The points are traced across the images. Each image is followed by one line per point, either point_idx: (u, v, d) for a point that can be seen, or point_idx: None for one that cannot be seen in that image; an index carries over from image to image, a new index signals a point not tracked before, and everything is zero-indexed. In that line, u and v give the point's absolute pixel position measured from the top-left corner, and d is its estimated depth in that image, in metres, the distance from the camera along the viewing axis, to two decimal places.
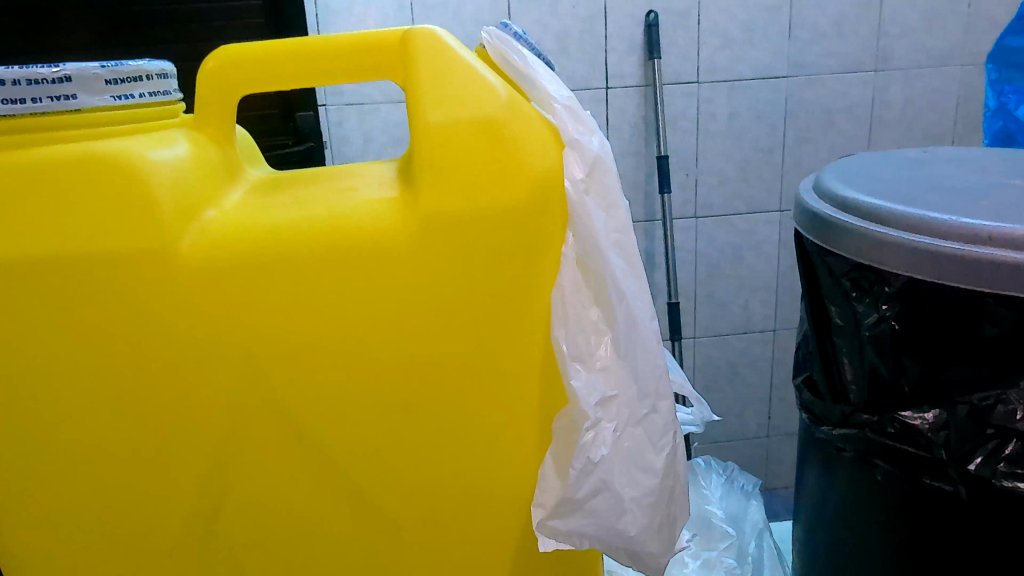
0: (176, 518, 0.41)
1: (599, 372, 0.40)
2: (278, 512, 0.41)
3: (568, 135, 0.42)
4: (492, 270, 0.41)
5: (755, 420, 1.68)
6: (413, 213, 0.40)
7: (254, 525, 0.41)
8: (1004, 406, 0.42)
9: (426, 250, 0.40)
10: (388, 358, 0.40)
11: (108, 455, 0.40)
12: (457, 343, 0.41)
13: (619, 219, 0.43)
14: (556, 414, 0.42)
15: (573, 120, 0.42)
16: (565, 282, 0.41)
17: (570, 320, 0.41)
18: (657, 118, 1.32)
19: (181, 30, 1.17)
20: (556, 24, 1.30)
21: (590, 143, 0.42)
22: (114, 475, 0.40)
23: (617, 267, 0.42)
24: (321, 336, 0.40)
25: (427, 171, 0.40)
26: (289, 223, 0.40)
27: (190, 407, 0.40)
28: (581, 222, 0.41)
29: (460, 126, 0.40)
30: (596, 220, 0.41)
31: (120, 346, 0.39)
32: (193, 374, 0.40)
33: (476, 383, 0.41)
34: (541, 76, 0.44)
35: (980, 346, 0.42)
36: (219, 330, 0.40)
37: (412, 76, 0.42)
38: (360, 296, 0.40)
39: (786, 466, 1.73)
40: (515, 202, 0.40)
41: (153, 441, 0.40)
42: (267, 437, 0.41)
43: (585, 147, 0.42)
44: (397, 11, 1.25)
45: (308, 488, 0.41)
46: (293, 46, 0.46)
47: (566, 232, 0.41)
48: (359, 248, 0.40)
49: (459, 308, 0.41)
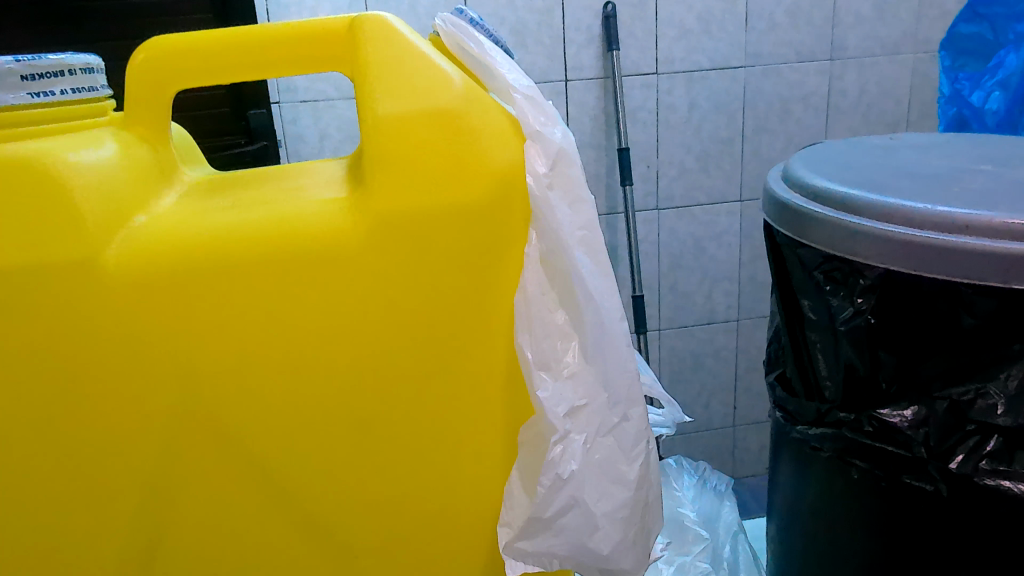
0: (109, 554, 0.38)
1: (566, 380, 0.38)
2: (223, 542, 0.38)
3: (530, 129, 0.39)
4: (453, 272, 0.38)
5: (721, 410, 1.68)
6: (362, 213, 0.37)
7: (199, 555, 0.38)
8: (984, 401, 0.40)
9: (376, 253, 0.37)
10: (341, 371, 0.38)
11: (31, 489, 0.37)
12: (411, 354, 0.38)
13: (585, 216, 0.40)
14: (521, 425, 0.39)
15: (533, 110, 0.40)
16: (528, 285, 0.38)
17: (535, 325, 0.38)
18: (617, 110, 1.30)
19: (119, 25, 1.12)
20: (511, 17, 1.28)
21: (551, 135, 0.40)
22: (38, 510, 0.37)
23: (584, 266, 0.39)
24: (267, 349, 0.37)
25: (377, 168, 0.37)
26: (231, 226, 0.37)
27: (122, 433, 0.37)
28: (544, 219, 0.38)
29: (415, 120, 0.38)
30: (560, 218, 0.39)
31: (40, 369, 0.36)
32: (123, 396, 0.36)
33: (436, 396, 0.38)
34: (498, 64, 0.41)
35: (958, 339, 0.41)
36: (150, 347, 0.36)
37: (362, 66, 0.39)
38: (310, 305, 0.37)
39: (752, 454, 1.74)
40: (476, 199, 0.38)
41: (80, 471, 0.37)
42: (208, 462, 0.37)
43: (546, 139, 0.39)
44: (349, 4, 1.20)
45: (256, 515, 0.38)
46: (228, 37, 0.42)
47: (529, 230, 0.38)
48: (307, 253, 0.37)
49: (418, 315, 0.38)
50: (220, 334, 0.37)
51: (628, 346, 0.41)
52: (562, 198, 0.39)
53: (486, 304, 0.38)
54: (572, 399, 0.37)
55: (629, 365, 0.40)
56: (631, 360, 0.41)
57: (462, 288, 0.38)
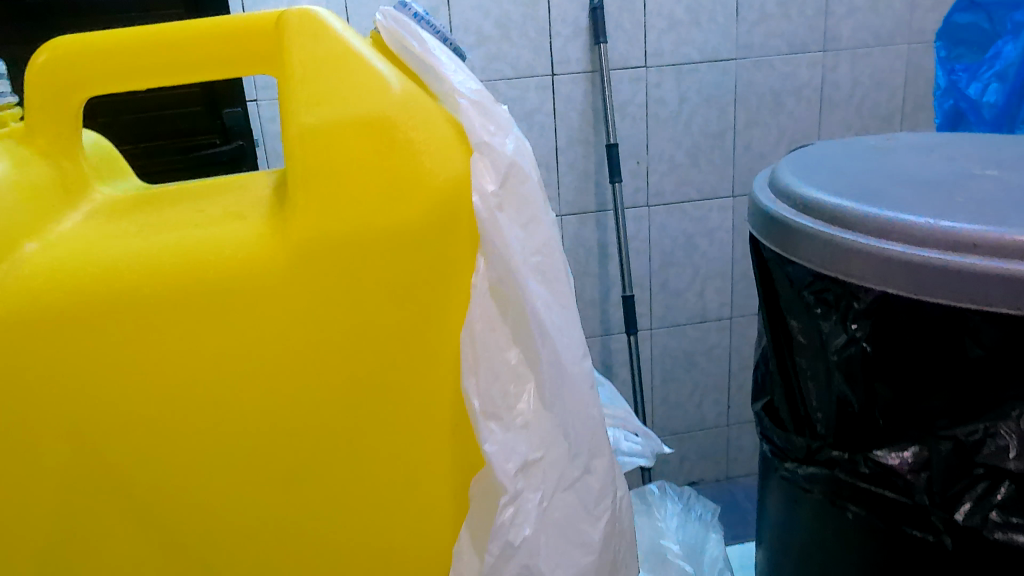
0: None
1: (518, 430, 0.34)
2: None
3: (477, 140, 0.34)
4: (391, 306, 0.33)
5: (713, 410, 1.63)
6: (284, 239, 0.33)
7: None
8: (994, 443, 0.36)
9: (300, 285, 0.33)
10: (265, 421, 0.33)
11: None
12: (344, 403, 0.33)
13: (541, 239, 0.36)
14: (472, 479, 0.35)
15: (481, 119, 0.35)
16: (476, 323, 0.34)
17: (484, 369, 0.34)
18: (606, 106, 1.25)
19: None
20: (495, 10, 1.23)
21: (502, 146, 0.35)
22: None
23: (538, 297, 0.35)
24: (180, 398, 0.33)
25: (301, 188, 0.33)
26: (133, 256, 0.32)
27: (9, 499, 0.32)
28: (492, 245, 0.34)
29: (342, 130, 0.33)
30: (512, 245, 0.34)
31: None
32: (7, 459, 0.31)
33: (375, 446, 0.34)
34: (443, 64, 0.36)
35: (958, 372, 0.37)
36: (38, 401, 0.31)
37: (286, 67, 0.34)
38: (226, 348, 0.32)
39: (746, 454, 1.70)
40: (413, 221, 0.33)
41: None
42: (112, 529, 0.33)
43: (497, 154, 0.35)
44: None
45: None
46: (136, 34, 0.37)
47: (477, 257, 0.34)
48: (220, 287, 0.32)
49: (353, 355, 0.33)
50: (122, 380, 0.32)
51: (591, 385, 0.36)
52: (514, 220, 0.35)
53: (428, 340, 0.34)
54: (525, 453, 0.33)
55: (592, 407, 0.36)
56: (596, 401, 0.36)
57: (400, 323, 0.33)
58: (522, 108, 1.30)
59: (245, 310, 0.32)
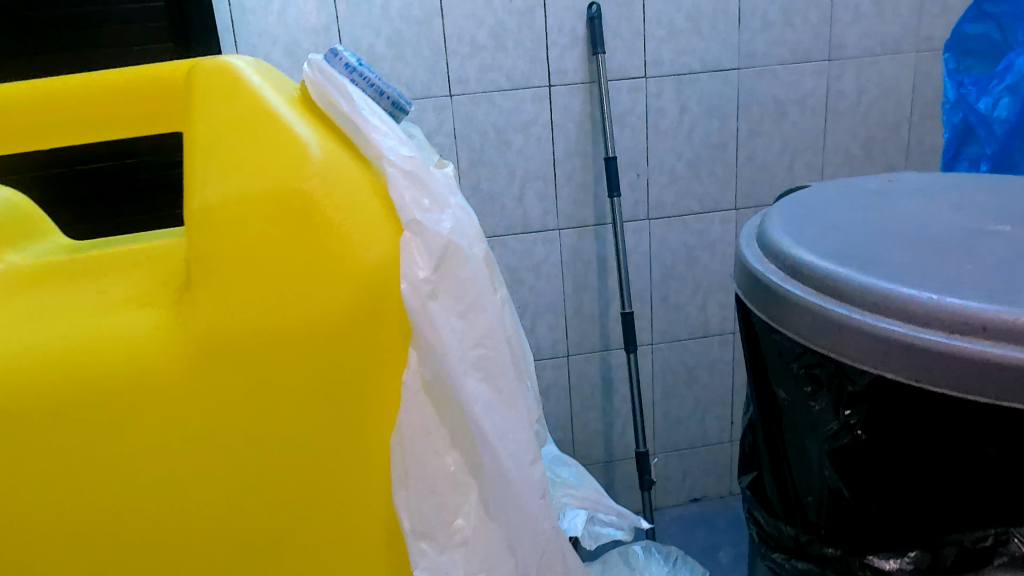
0: None
1: (457, 548, 0.31)
2: None
3: (409, 218, 0.30)
4: (313, 408, 0.29)
5: (717, 426, 1.52)
6: (184, 332, 0.29)
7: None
8: (1005, 553, 0.32)
9: (202, 385, 0.29)
10: (167, 543, 0.29)
11: None
12: (256, 519, 0.29)
13: (484, 327, 0.32)
14: None
15: (414, 198, 0.31)
16: (408, 432, 0.30)
17: (417, 485, 0.30)
18: (603, 111, 1.16)
19: None
20: (490, 18, 1.13)
21: (438, 226, 0.31)
22: None
23: (478, 396, 0.31)
24: (66, 518, 0.29)
25: (205, 275, 0.29)
26: (19, 351, 0.29)
27: None
28: (426, 339, 0.30)
29: (250, 209, 0.29)
30: (449, 342, 0.30)
31: None
32: None
33: (293, 567, 0.30)
34: (376, 127, 0.32)
35: (965, 476, 0.33)
36: None
37: (192, 130, 0.30)
38: (118, 457, 0.29)
39: None
40: (333, 313, 0.29)
41: None
42: None
43: (432, 240, 0.31)
44: (319, 7, 1.08)
45: None
46: (31, 88, 0.32)
47: (409, 351, 0.30)
48: (114, 389, 0.28)
49: (270, 465, 0.29)
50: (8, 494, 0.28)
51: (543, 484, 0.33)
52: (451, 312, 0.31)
53: (357, 444, 0.30)
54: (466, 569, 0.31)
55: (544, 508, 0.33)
56: (549, 501, 0.33)
57: (323, 427, 0.29)
58: (518, 120, 1.19)
59: (144, 417, 0.29)
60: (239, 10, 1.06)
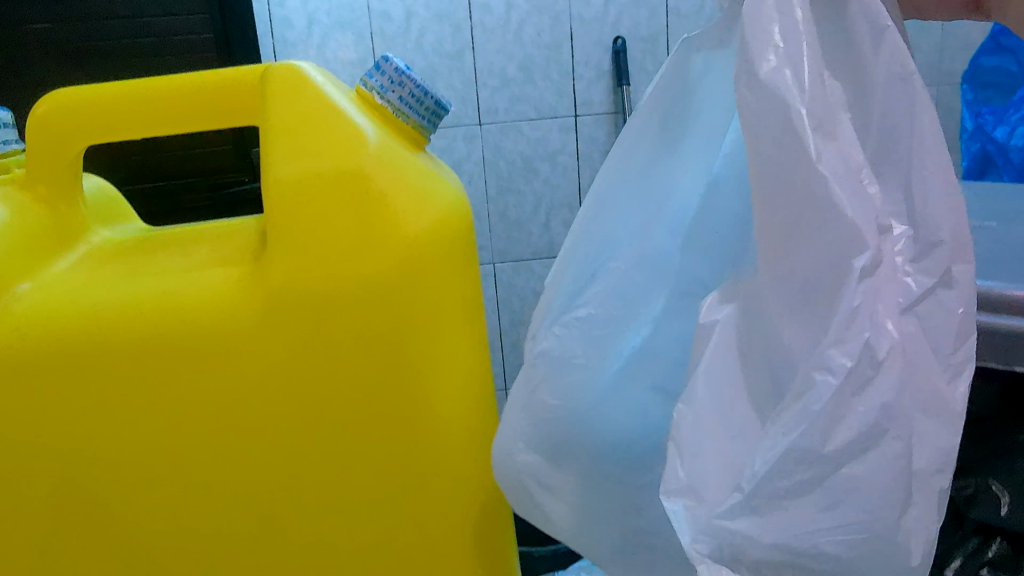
0: None
1: (819, 417, 0.27)
2: None
3: (752, 12, 0.28)
4: (366, 359, 0.36)
5: None
6: (260, 287, 0.35)
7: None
8: (986, 492, 0.40)
9: (275, 331, 0.35)
10: (243, 456, 0.36)
11: None
12: (315, 442, 0.36)
13: (839, 94, 0.29)
14: (436, 513, 0.38)
15: (828, 54, 0.29)
16: (767, 47, 0.27)
17: (812, 279, 0.28)
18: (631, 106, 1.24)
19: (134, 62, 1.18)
20: (519, 53, 1.33)
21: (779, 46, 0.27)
22: None
23: (803, 81, 0.27)
24: (163, 429, 0.35)
25: (278, 238, 0.34)
26: (115, 301, 0.34)
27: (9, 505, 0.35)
28: (752, 30, 0.27)
29: (319, 184, 0.34)
30: (841, 182, 0.27)
31: None
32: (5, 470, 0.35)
33: (341, 482, 0.37)
34: (755, 33, 0.27)
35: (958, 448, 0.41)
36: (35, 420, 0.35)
37: (266, 118, 0.36)
38: (204, 388, 0.35)
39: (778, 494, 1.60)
40: (387, 273, 0.35)
41: None
42: (84, 541, 0.36)
43: (868, 70, 0.29)
44: (356, 41, 1.28)
45: None
46: (130, 88, 0.39)
47: (762, 48, 0.27)
48: (196, 334, 0.35)
49: (326, 402, 0.36)
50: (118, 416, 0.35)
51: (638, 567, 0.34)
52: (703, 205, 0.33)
53: (403, 378, 0.36)
54: (888, 497, 0.27)
55: None
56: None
57: (373, 368, 0.36)
58: (545, 149, 1.38)
59: (228, 355, 0.35)
60: (280, 43, 1.28)
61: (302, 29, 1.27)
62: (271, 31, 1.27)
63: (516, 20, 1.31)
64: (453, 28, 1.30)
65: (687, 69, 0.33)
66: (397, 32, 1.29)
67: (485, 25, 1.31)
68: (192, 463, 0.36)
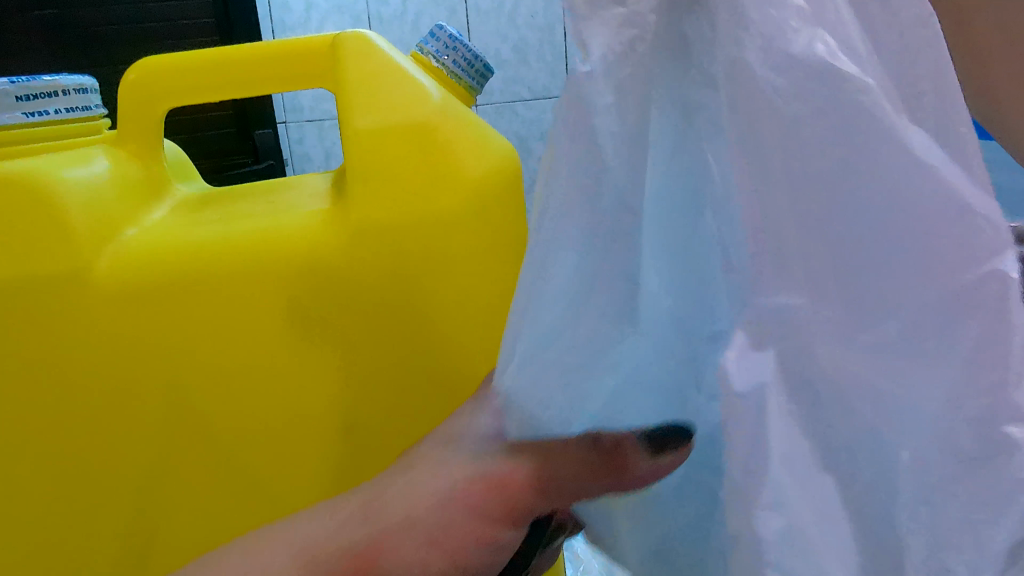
0: (108, 550, 0.39)
1: (982, 461, 0.22)
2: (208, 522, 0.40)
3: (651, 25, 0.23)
4: (436, 290, 0.40)
5: None
6: (345, 223, 0.40)
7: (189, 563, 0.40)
8: None
9: (358, 259, 0.40)
10: (330, 375, 0.40)
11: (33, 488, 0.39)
12: (394, 362, 0.40)
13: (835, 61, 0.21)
14: None
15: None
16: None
17: (874, 296, 0.23)
18: None
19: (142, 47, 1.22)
20: (513, 35, 1.38)
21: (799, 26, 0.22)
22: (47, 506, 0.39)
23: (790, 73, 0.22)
24: (259, 351, 0.40)
25: (359, 179, 0.40)
26: (217, 238, 0.40)
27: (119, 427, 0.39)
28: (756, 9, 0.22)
29: (392, 131, 0.39)
30: (922, 157, 0.22)
31: (61, 366, 0.38)
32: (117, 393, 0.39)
33: (416, 396, 0.41)
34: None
35: None
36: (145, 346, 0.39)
37: (343, 81, 0.41)
38: (296, 313, 0.40)
39: None
40: (454, 206, 0.40)
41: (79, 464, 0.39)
42: (186, 456, 0.40)
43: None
44: (353, 24, 1.32)
45: (229, 506, 0.40)
46: (214, 55, 0.43)
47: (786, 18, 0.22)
48: (289, 264, 0.39)
49: (403, 323, 0.40)
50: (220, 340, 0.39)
51: None
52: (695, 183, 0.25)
53: (469, 301, 0.41)
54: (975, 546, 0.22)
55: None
56: None
57: (443, 292, 0.41)
58: (541, 128, 1.43)
59: (317, 282, 0.40)
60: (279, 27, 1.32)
61: (300, 14, 1.31)
62: (270, 15, 1.31)
63: (509, 3, 1.36)
64: (448, 11, 1.35)
65: (593, 95, 0.23)
66: (394, 15, 1.33)
67: (480, 8, 1.35)
68: (278, 390, 0.40)
